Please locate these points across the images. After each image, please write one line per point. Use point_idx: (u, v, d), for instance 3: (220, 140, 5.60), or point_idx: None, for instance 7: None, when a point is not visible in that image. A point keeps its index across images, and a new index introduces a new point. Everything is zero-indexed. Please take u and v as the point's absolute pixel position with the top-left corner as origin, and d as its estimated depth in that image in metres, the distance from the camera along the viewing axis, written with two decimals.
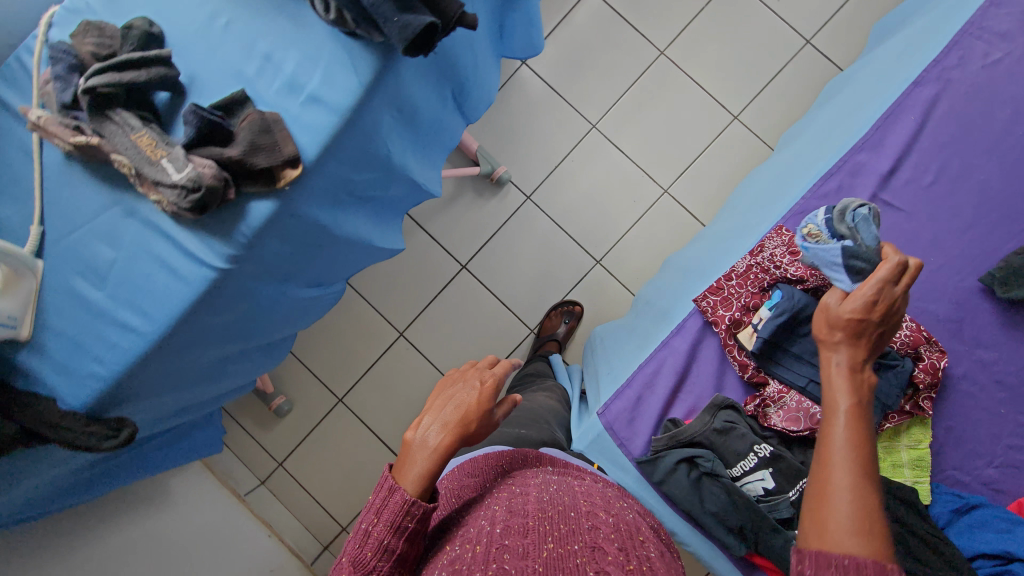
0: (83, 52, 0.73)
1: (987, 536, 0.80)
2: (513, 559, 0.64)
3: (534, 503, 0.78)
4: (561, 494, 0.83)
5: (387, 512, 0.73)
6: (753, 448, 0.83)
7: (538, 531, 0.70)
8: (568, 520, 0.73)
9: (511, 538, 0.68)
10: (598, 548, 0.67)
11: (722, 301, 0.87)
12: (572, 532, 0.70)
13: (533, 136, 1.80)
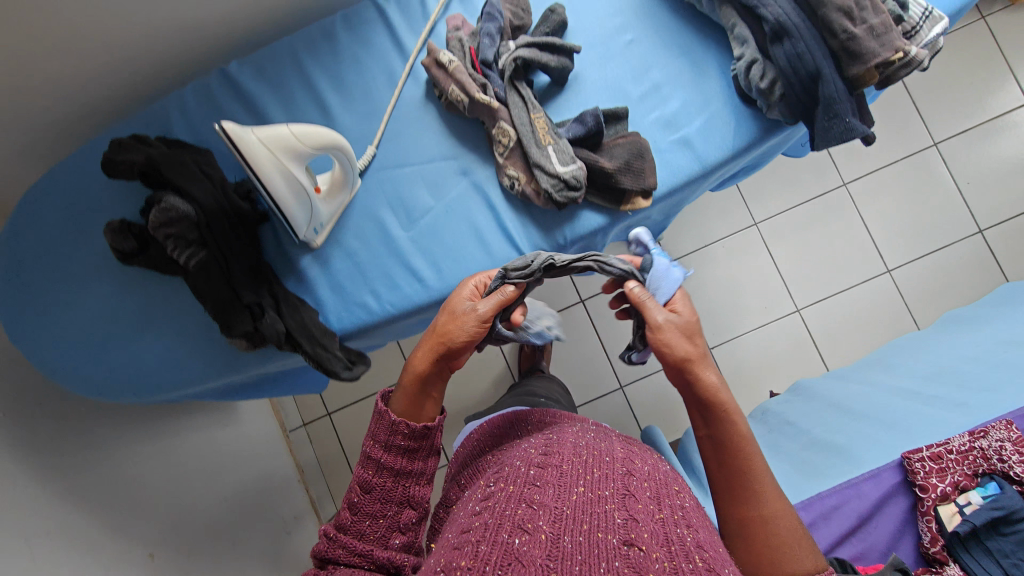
0: (499, 16, 0.73)
1: None
2: (530, 499, 0.49)
3: (568, 443, 0.61)
4: (602, 440, 0.64)
5: (379, 427, 0.58)
6: None
7: (569, 462, 0.56)
8: (600, 462, 0.55)
9: (537, 475, 0.53)
10: (632, 495, 0.50)
11: (937, 470, 0.87)
12: (604, 476, 0.53)
13: (694, 210, 1.80)
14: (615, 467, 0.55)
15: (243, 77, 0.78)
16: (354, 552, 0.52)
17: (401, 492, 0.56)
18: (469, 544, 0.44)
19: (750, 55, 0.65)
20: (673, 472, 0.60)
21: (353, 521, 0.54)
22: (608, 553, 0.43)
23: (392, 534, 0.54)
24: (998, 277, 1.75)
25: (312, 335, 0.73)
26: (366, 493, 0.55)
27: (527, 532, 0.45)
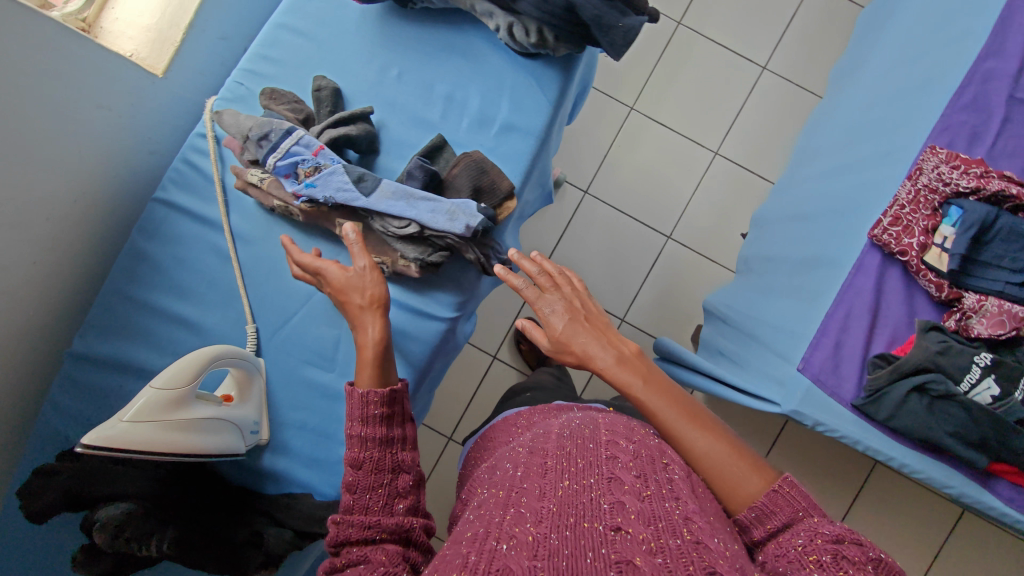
0: (279, 117, 0.69)
1: None
2: (517, 500, 0.49)
3: (553, 435, 0.60)
4: (584, 424, 0.63)
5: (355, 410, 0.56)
6: (974, 361, 0.86)
7: (553, 457, 0.55)
8: (584, 450, 0.55)
9: (526, 476, 0.53)
10: (619, 478, 0.50)
11: (904, 230, 0.89)
12: (589, 464, 0.52)
13: (575, 133, 1.78)
14: (601, 451, 0.55)
15: (92, 344, 0.73)
16: (364, 526, 0.49)
17: (389, 453, 0.55)
18: (456, 555, 0.44)
19: (508, 24, 0.65)
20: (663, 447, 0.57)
21: (353, 490, 0.52)
22: (600, 539, 0.44)
23: (398, 492, 0.53)
24: (852, 10, 1.74)
25: (317, 521, 0.70)
26: (362, 469, 0.53)
27: (513, 536, 0.44)
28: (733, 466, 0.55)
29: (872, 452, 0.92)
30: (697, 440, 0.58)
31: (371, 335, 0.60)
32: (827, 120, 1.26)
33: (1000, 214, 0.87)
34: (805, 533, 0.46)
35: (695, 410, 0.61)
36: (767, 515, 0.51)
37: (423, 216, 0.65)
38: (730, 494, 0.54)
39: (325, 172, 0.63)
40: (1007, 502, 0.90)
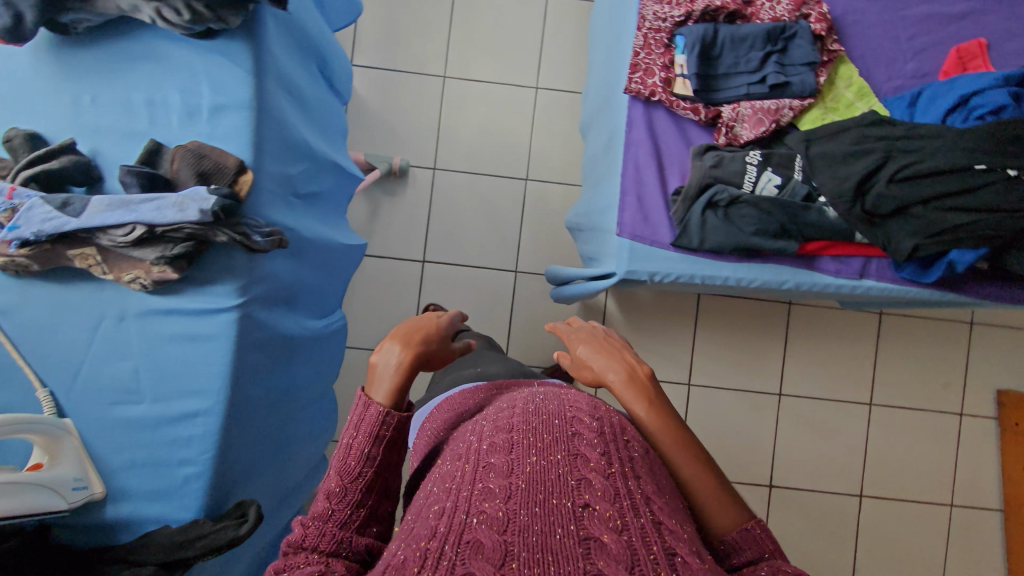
0: None
1: (941, 100, 0.92)
2: (485, 476, 0.50)
3: (522, 408, 0.61)
4: (550, 398, 0.64)
5: (360, 432, 0.60)
6: (747, 162, 0.92)
7: (520, 431, 0.55)
8: (557, 422, 0.56)
9: (491, 451, 0.53)
10: (586, 453, 0.52)
11: (645, 73, 0.94)
12: (557, 439, 0.53)
13: (402, 119, 1.83)
14: (571, 424, 0.56)
15: None
16: (336, 538, 0.54)
17: (373, 478, 0.59)
18: (425, 530, 0.45)
19: (155, 8, 0.67)
20: (621, 422, 0.60)
21: (329, 509, 0.56)
22: (568, 516, 0.45)
23: (369, 521, 0.58)
24: None
25: (176, 551, 0.70)
26: (347, 492, 0.58)
27: (483, 513, 0.45)
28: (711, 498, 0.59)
29: (706, 279, 0.98)
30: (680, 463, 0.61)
31: (394, 364, 0.65)
32: (596, 14, 1.35)
33: (718, 28, 0.93)
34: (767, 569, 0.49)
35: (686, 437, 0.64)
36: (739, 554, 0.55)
37: (146, 215, 0.66)
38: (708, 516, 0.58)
39: (24, 209, 0.66)
40: (836, 273, 0.97)
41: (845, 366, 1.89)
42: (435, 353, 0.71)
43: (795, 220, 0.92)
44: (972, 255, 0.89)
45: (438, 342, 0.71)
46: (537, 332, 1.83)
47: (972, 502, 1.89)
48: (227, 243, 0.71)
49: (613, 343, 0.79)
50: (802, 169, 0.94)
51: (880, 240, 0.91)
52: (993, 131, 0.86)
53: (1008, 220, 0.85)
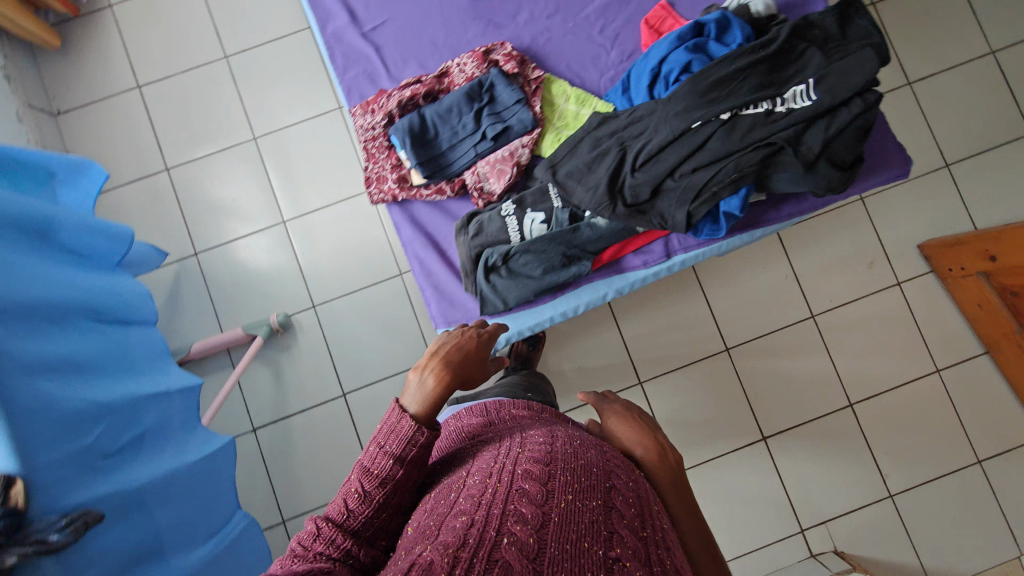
0: None
1: (642, 78, 0.94)
2: (517, 499, 0.64)
3: (560, 449, 0.76)
4: (585, 445, 0.79)
5: (392, 442, 0.73)
6: (504, 216, 0.93)
7: (557, 472, 0.69)
8: (595, 473, 0.72)
9: (527, 483, 0.67)
10: (613, 507, 0.67)
11: (380, 182, 0.96)
12: (589, 487, 0.68)
13: (264, 277, 1.85)
14: (606, 479, 0.72)
15: None
16: (341, 540, 0.67)
17: (392, 490, 0.72)
18: (464, 534, 0.59)
19: None
20: (645, 491, 0.77)
21: (351, 506, 0.70)
22: (601, 563, 0.58)
23: (378, 534, 0.71)
24: None
25: None
26: (368, 497, 0.70)
27: (512, 535, 0.59)
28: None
29: (535, 328, 0.99)
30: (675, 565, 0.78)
31: (429, 385, 0.79)
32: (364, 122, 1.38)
33: (422, 112, 0.96)
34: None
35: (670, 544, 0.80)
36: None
37: None
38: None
39: None
40: (645, 266, 0.99)
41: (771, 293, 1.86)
42: (461, 377, 0.84)
43: (574, 245, 0.93)
44: (736, 199, 0.89)
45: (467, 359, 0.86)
46: None
47: (957, 357, 1.83)
48: (19, 562, 0.69)
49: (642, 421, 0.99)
50: (558, 195, 0.95)
51: (657, 224, 0.92)
52: (691, 89, 0.88)
53: (745, 159, 0.86)
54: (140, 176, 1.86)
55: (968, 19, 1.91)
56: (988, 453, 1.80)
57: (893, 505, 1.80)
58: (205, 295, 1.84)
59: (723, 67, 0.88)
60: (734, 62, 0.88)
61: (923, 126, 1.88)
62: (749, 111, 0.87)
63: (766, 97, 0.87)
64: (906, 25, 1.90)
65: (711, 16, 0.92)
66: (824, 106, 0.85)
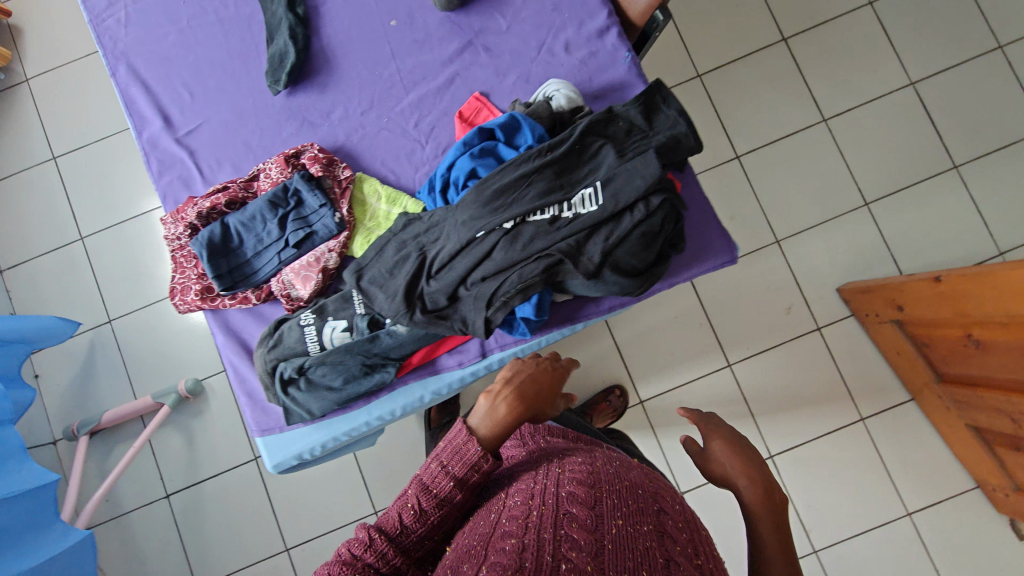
0: None
1: (440, 183, 0.92)
2: (569, 524, 0.62)
3: (600, 470, 0.75)
4: (619, 466, 0.79)
5: (455, 463, 0.75)
6: (302, 326, 0.91)
7: (606, 494, 0.68)
8: (640, 496, 0.71)
9: (576, 503, 0.66)
10: (664, 531, 0.66)
11: (185, 292, 0.95)
12: (638, 509, 0.68)
13: (175, 341, 1.86)
14: (651, 503, 0.71)
15: None
16: (393, 552, 0.70)
17: (443, 513, 0.73)
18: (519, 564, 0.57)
19: None
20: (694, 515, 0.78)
21: (403, 517, 0.72)
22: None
23: (422, 551, 0.74)
24: None
25: None
26: (422, 516, 0.72)
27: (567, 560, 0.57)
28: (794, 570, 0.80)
29: (352, 433, 0.96)
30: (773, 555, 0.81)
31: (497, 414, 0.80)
32: None
33: (224, 221, 0.95)
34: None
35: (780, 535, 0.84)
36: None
37: None
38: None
39: None
40: (460, 365, 0.95)
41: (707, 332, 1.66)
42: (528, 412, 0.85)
43: (375, 352, 0.90)
44: (530, 305, 0.87)
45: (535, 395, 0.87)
46: (387, 471, 1.77)
47: (885, 404, 1.74)
48: None
49: (739, 444, 0.96)
50: (361, 301, 0.92)
51: (459, 328, 0.89)
52: (476, 196, 0.86)
53: (528, 268, 0.83)
54: (56, 246, 1.90)
55: (884, 53, 1.84)
56: (920, 505, 1.70)
57: (818, 563, 1.69)
58: (118, 362, 1.85)
59: (509, 172, 0.86)
60: (520, 166, 0.86)
61: (841, 165, 1.81)
62: (536, 217, 0.84)
63: (552, 202, 0.84)
64: (820, 61, 1.84)
65: (498, 120, 0.89)
66: (606, 213, 0.82)
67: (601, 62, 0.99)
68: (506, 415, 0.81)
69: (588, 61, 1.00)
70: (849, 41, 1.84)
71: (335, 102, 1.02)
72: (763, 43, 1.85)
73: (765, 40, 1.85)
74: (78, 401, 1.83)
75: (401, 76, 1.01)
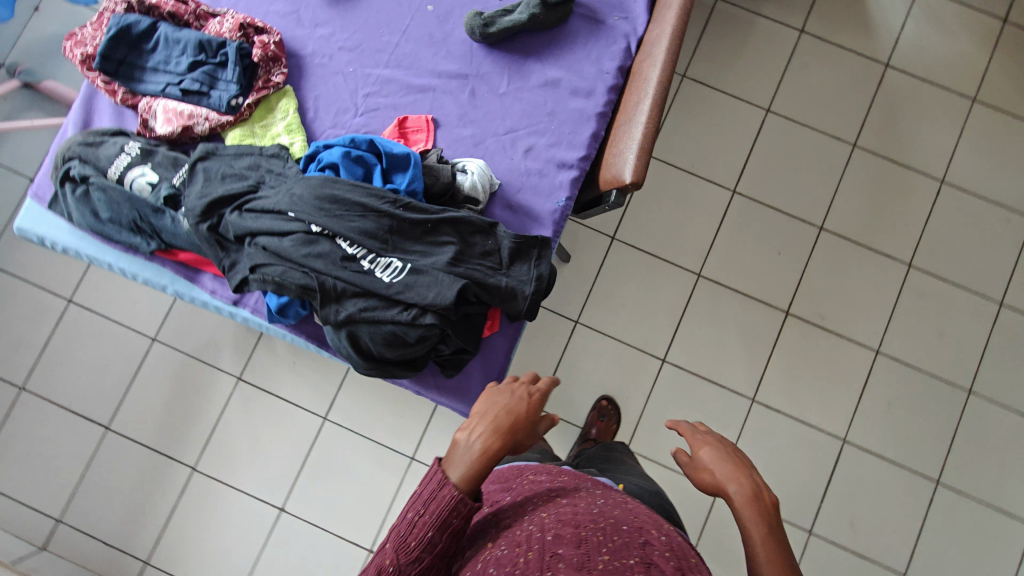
0: None
1: (317, 150, 0.92)
2: (555, 552, 0.65)
3: (585, 510, 0.74)
4: (611, 505, 0.77)
5: (432, 511, 0.76)
6: (123, 151, 0.94)
7: (587, 533, 0.68)
8: (625, 530, 0.69)
9: (560, 544, 0.67)
10: (653, 564, 0.64)
11: (79, 46, 1.02)
12: (625, 545, 0.66)
13: None
14: (639, 535, 0.70)
15: None
16: None
17: (426, 564, 0.75)
18: None
19: None
20: (685, 545, 0.73)
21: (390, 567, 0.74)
22: None
23: None
24: None
25: None
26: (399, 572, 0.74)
27: None
28: None
29: (92, 260, 0.97)
30: None
31: (475, 449, 0.81)
32: None
33: (157, 25, 1.02)
34: None
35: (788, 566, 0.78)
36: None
37: None
38: None
39: None
40: (212, 293, 0.95)
41: (607, 423, 1.72)
42: (510, 441, 0.85)
43: (150, 218, 0.92)
44: (277, 301, 0.86)
45: (516, 420, 0.87)
46: (190, 319, 1.80)
47: None
48: None
49: (735, 453, 0.95)
50: (183, 176, 0.93)
51: (224, 265, 0.89)
52: (316, 185, 0.86)
53: (293, 273, 0.83)
54: None
55: (852, 396, 1.76)
56: None
57: None
58: None
59: (356, 193, 0.86)
60: (369, 196, 0.86)
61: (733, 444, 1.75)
62: (342, 243, 0.84)
63: (363, 244, 0.84)
64: (796, 353, 1.78)
65: (394, 148, 0.90)
66: (385, 291, 0.82)
67: (539, 185, 0.98)
68: (483, 450, 0.82)
69: (531, 175, 0.98)
70: (831, 362, 1.78)
71: (331, 19, 1.06)
72: (766, 299, 1.81)
73: (770, 298, 1.80)
74: (39, 53, 1.88)
75: (393, 49, 1.04)
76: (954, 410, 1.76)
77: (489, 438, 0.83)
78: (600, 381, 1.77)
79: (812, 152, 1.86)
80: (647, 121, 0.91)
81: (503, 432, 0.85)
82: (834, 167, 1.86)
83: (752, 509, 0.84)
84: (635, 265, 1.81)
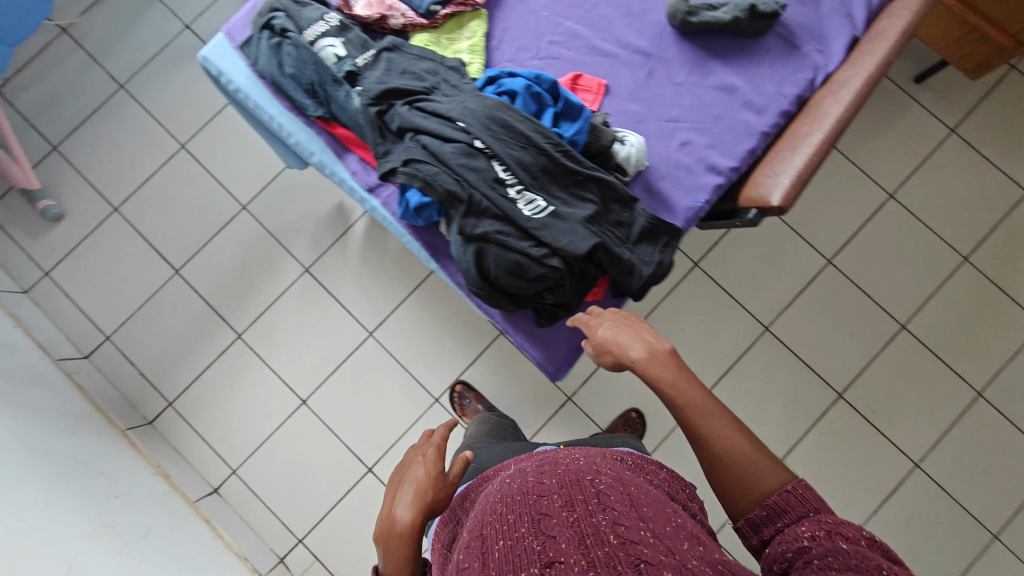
0: None
1: (498, 74, 1.03)
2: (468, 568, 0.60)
3: (488, 502, 0.70)
4: (514, 476, 0.74)
5: None
6: (323, 18, 1.03)
7: (486, 529, 0.64)
8: (517, 498, 0.66)
9: (466, 560, 0.62)
10: (545, 518, 0.61)
11: None
12: (516, 517, 0.63)
13: None
14: (532, 494, 0.66)
15: None
16: None
17: None
18: None
19: None
20: (585, 465, 0.71)
21: None
22: None
23: None
24: None
25: None
26: None
27: None
28: (731, 430, 0.76)
29: (257, 108, 1.06)
30: (705, 429, 0.77)
31: (404, 532, 0.80)
32: None
33: None
34: (747, 452, 0.74)
35: (706, 406, 0.79)
36: (780, 511, 0.68)
37: None
38: (728, 440, 0.75)
39: None
40: (354, 174, 1.03)
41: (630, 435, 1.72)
42: (438, 502, 0.84)
43: (326, 87, 1.00)
44: (419, 200, 0.93)
45: (436, 482, 0.85)
46: (282, 201, 1.87)
47: None
48: None
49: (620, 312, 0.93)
50: (368, 59, 1.01)
51: (378, 152, 0.97)
52: (490, 106, 0.94)
53: (445, 177, 0.91)
54: None
55: (873, 497, 1.73)
56: None
57: None
58: None
59: (524, 124, 0.95)
60: (534, 131, 0.94)
61: None
62: (497, 165, 0.93)
63: (516, 173, 0.92)
64: (834, 437, 1.75)
65: (570, 96, 1.00)
66: (522, 219, 0.91)
67: (681, 177, 1.05)
68: (414, 525, 0.81)
69: (680, 168, 1.05)
70: (866, 457, 1.75)
71: None
72: (823, 375, 1.78)
73: (827, 375, 1.78)
74: None
75: (589, 10, 1.13)
76: (972, 549, 1.70)
77: (414, 515, 0.81)
78: (634, 394, 1.78)
79: (920, 251, 1.82)
80: (814, 154, 0.90)
81: (428, 501, 0.83)
82: (937, 272, 1.81)
83: (661, 369, 0.83)
84: (708, 297, 1.81)
